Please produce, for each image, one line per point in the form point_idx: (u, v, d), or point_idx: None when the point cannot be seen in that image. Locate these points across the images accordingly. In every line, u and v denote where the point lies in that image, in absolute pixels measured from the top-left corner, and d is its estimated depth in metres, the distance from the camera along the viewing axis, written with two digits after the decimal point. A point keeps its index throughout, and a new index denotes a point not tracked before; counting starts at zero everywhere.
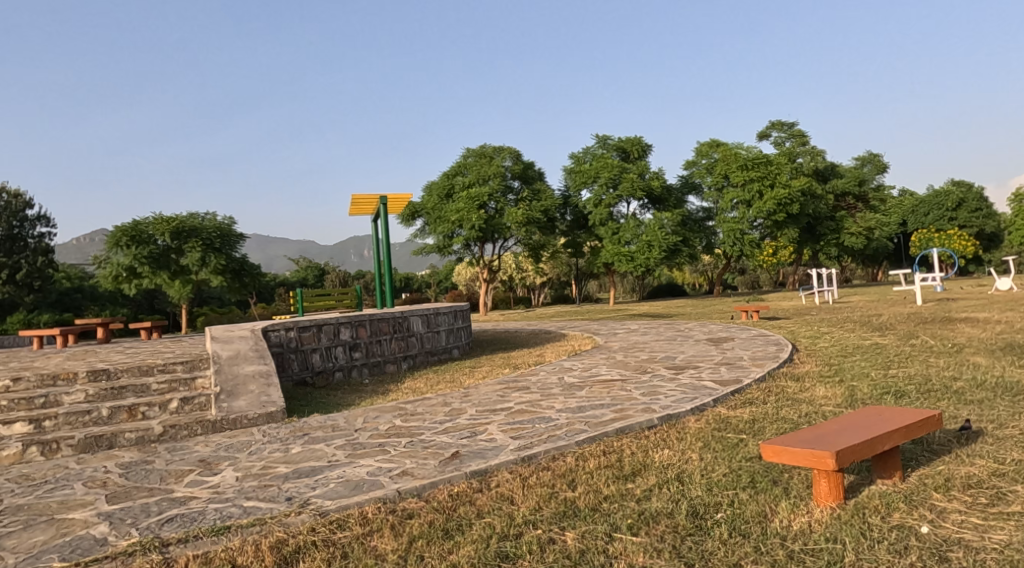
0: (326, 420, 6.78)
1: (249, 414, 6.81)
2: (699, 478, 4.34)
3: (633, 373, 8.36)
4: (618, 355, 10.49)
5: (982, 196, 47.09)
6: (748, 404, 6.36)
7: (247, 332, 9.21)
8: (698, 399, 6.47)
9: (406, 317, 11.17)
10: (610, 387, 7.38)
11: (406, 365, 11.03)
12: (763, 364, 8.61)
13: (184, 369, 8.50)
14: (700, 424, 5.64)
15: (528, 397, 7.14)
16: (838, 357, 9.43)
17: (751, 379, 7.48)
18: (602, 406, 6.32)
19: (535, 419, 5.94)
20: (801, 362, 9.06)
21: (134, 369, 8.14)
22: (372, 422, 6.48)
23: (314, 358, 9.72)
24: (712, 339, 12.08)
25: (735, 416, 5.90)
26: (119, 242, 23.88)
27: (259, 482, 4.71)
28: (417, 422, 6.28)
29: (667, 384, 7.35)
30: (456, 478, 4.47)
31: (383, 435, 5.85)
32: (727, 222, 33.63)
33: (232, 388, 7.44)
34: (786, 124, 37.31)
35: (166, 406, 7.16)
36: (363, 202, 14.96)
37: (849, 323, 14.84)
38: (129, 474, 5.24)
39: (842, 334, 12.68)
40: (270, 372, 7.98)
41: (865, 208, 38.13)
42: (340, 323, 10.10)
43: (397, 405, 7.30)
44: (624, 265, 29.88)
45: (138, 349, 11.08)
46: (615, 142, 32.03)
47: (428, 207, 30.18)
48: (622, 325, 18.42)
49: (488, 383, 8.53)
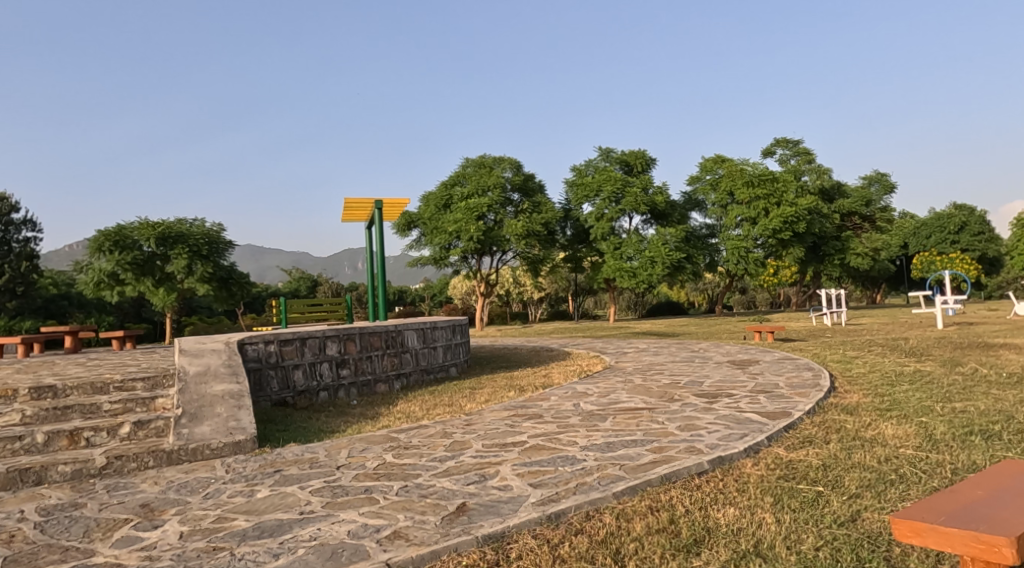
0: (304, 453, 5.71)
1: (212, 443, 5.72)
2: (786, 553, 3.32)
3: (659, 400, 7.27)
4: (636, 378, 9.44)
5: (984, 220, 46.34)
6: (808, 444, 5.32)
7: (221, 345, 8.14)
8: (747, 435, 5.42)
9: (400, 331, 10.11)
10: (638, 418, 6.30)
11: (399, 384, 9.95)
12: (807, 393, 7.56)
13: (145, 387, 7.41)
14: (760, 470, 4.61)
15: (544, 428, 6.07)
16: (885, 386, 8.37)
17: (801, 412, 6.42)
18: (636, 444, 5.25)
19: (557, 459, 4.86)
20: (847, 391, 7.99)
21: (86, 386, 7.07)
22: (359, 457, 5.40)
23: (296, 375, 8.65)
24: (735, 361, 11.05)
25: (800, 459, 4.88)
26: (102, 247, 22.78)
27: (207, 544, 3.64)
28: (412, 460, 5.20)
29: (704, 416, 6.30)
30: (464, 545, 3.42)
31: (371, 477, 4.76)
32: (732, 239, 32.67)
33: (196, 411, 6.35)
34: (791, 141, 36.51)
35: (116, 431, 6.09)
36: (356, 207, 13.91)
37: (877, 347, 13.78)
38: (46, 524, 4.18)
39: (875, 359, 11.66)
40: (241, 393, 6.88)
41: (872, 229, 37.17)
42: (327, 336, 9.02)
43: (389, 436, 6.23)
44: (626, 282, 28.85)
45: (101, 361, 10.00)
46: (618, 154, 31.13)
47: (425, 217, 29.32)
48: (628, 343, 17.32)
49: (494, 409, 7.44)
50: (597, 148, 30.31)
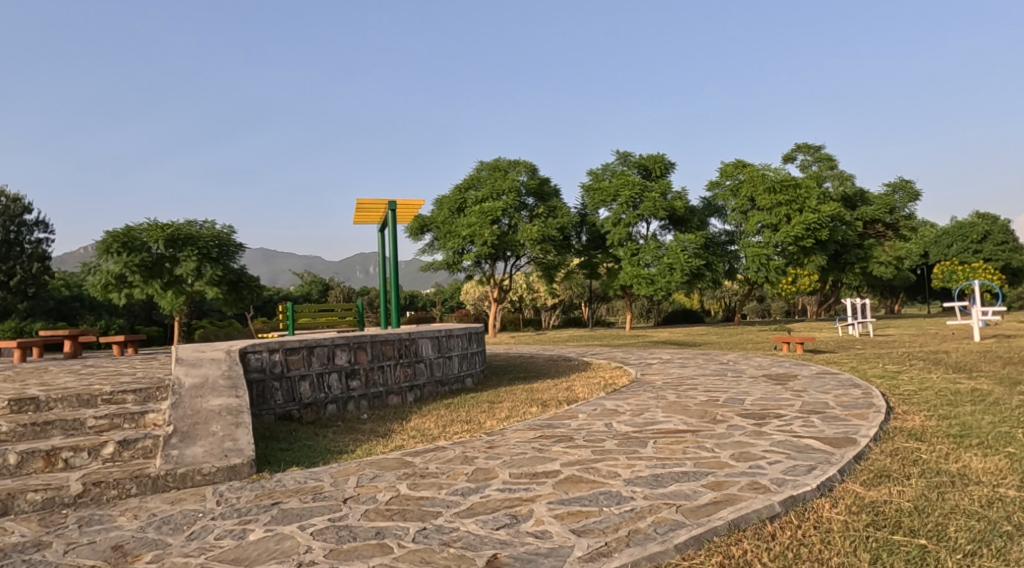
0: (307, 481, 5.03)
1: (204, 467, 5.06)
2: None
3: (702, 423, 6.56)
4: (669, 394, 8.72)
5: (1008, 229, 45.13)
6: (887, 480, 4.59)
7: (221, 353, 7.49)
8: (816, 468, 4.70)
9: (414, 339, 9.43)
10: (682, 444, 5.58)
11: (412, 397, 9.27)
12: (862, 415, 6.84)
13: (136, 401, 6.79)
14: (842, 514, 3.91)
15: (578, 455, 5.37)
16: (946, 407, 7.63)
17: (867, 438, 5.69)
18: (688, 477, 4.54)
19: (599, 496, 4.17)
20: (906, 413, 7.22)
21: (71, 399, 6.46)
22: (369, 488, 4.72)
23: (303, 387, 8.00)
24: (773, 376, 10.30)
25: (886, 500, 4.16)
26: (111, 249, 22.30)
27: None
28: (430, 492, 4.51)
29: (758, 443, 5.58)
30: None
31: (383, 516, 4.07)
32: (752, 246, 31.82)
33: (188, 430, 5.70)
34: (813, 147, 35.83)
35: (99, 451, 5.45)
36: (369, 209, 13.32)
37: (919, 361, 12.97)
38: None
39: (922, 374, 10.86)
40: (240, 408, 6.22)
41: (896, 237, 36.19)
42: (337, 345, 8.37)
43: (402, 460, 5.54)
44: (643, 289, 28.02)
45: (96, 368, 9.41)
46: (636, 158, 30.42)
47: (438, 221, 28.71)
48: (651, 353, 16.59)
49: (518, 429, 6.74)
50: (615, 152, 29.62)
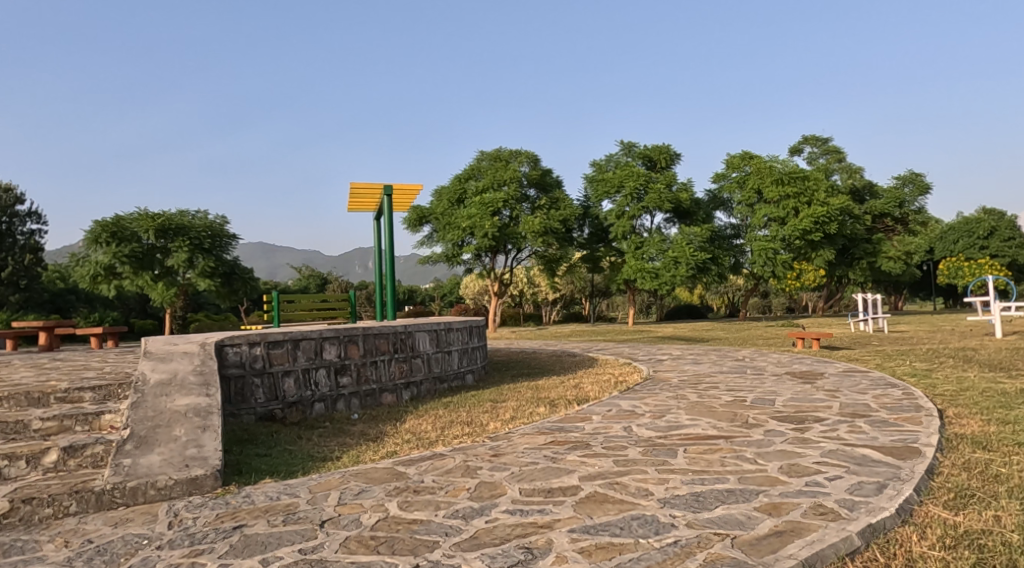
0: (280, 497, 4.25)
1: (159, 480, 4.28)
2: None
3: (734, 427, 5.79)
4: (689, 393, 7.97)
5: (1015, 225, 44.39)
6: (975, 502, 3.81)
7: (195, 346, 6.71)
8: (887, 486, 3.92)
9: (410, 333, 8.66)
10: (718, 454, 4.80)
11: (408, 395, 8.49)
12: (912, 420, 6.04)
13: (95, 399, 6.01)
14: (938, 550, 3.13)
15: (599, 465, 4.59)
16: (999, 409, 6.85)
17: (932, 448, 4.91)
18: (737, 497, 3.77)
19: (633, 523, 3.40)
20: (961, 417, 6.43)
21: (19, 397, 5.69)
22: (352, 507, 3.95)
23: (287, 384, 7.22)
24: (798, 374, 9.53)
25: (985, 531, 3.37)
26: (100, 239, 21.44)
27: None
28: (424, 515, 3.73)
29: (807, 453, 4.77)
30: None
31: (366, 546, 3.30)
32: (759, 240, 31.02)
33: (147, 434, 4.91)
34: (821, 139, 35.10)
35: (40, 460, 4.68)
36: (363, 195, 12.51)
37: (945, 358, 12.20)
38: None
39: (957, 373, 10.06)
40: (210, 409, 5.43)
41: (904, 231, 35.37)
42: (325, 337, 7.58)
43: (393, 471, 4.76)
44: (647, 283, 27.14)
45: (62, 363, 8.59)
46: (640, 149, 29.59)
47: (438, 212, 27.89)
48: (659, 349, 15.84)
49: (527, 433, 5.96)
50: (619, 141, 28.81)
